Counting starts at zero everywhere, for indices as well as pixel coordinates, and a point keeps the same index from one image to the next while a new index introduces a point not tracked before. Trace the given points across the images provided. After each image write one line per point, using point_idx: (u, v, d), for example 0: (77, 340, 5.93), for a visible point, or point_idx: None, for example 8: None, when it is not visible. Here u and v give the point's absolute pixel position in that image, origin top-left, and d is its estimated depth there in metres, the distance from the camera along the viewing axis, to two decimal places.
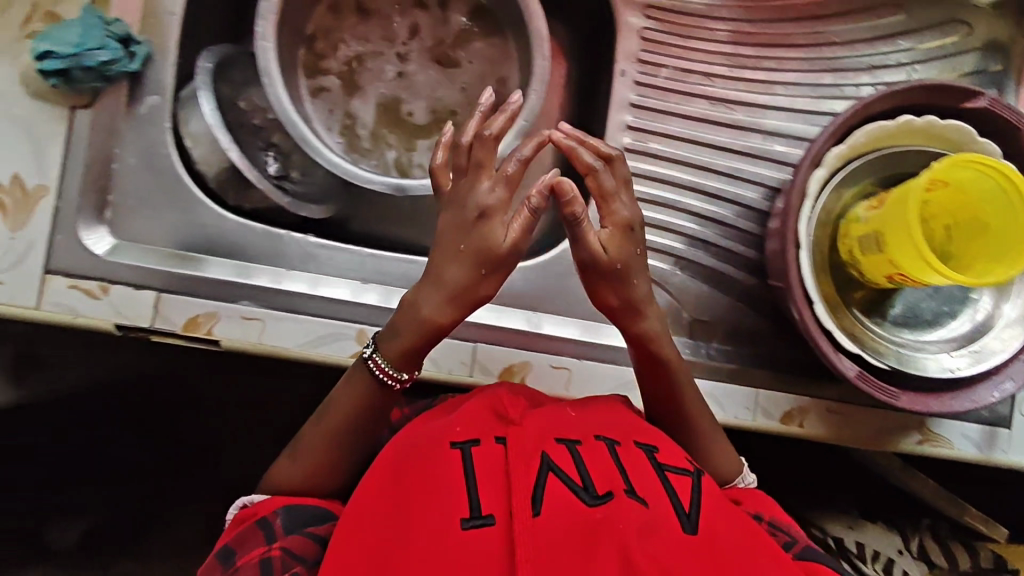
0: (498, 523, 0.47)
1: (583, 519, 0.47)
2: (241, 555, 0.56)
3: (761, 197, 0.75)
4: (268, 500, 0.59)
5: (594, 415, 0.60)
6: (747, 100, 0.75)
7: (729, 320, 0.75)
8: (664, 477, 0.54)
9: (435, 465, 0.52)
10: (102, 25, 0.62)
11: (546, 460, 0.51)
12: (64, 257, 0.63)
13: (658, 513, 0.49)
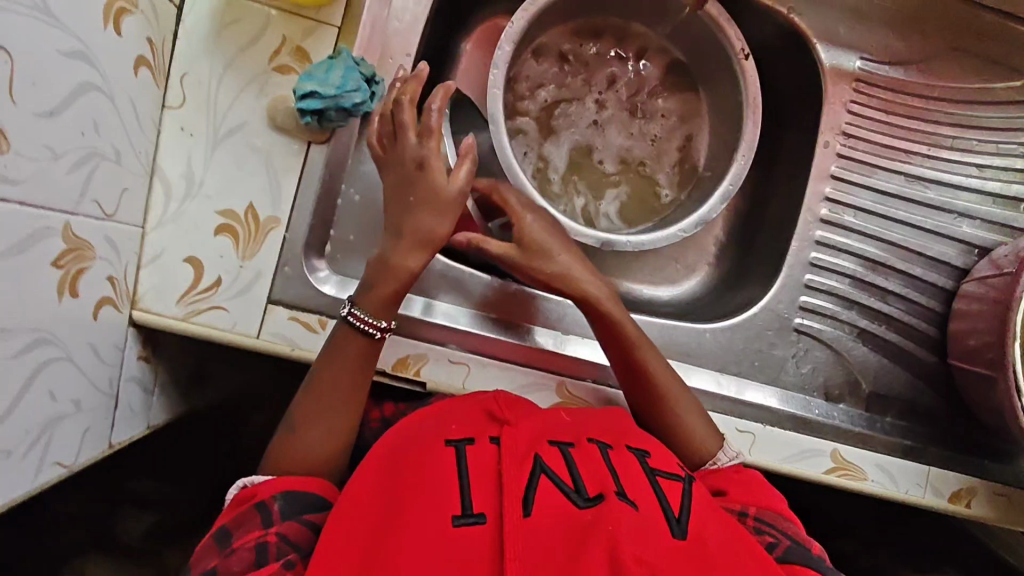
0: (488, 521, 0.47)
1: (575, 519, 0.48)
2: (236, 536, 0.52)
3: (948, 277, 0.75)
4: (268, 480, 0.55)
5: (585, 425, 0.61)
6: (930, 176, 0.76)
7: (906, 396, 0.76)
8: (656, 487, 0.54)
9: (432, 459, 0.52)
10: (353, 63, 0.62)
11: (538, 461, 0.52)
12: (285, 287, 0.64)
13: (649, 516, 0.50)
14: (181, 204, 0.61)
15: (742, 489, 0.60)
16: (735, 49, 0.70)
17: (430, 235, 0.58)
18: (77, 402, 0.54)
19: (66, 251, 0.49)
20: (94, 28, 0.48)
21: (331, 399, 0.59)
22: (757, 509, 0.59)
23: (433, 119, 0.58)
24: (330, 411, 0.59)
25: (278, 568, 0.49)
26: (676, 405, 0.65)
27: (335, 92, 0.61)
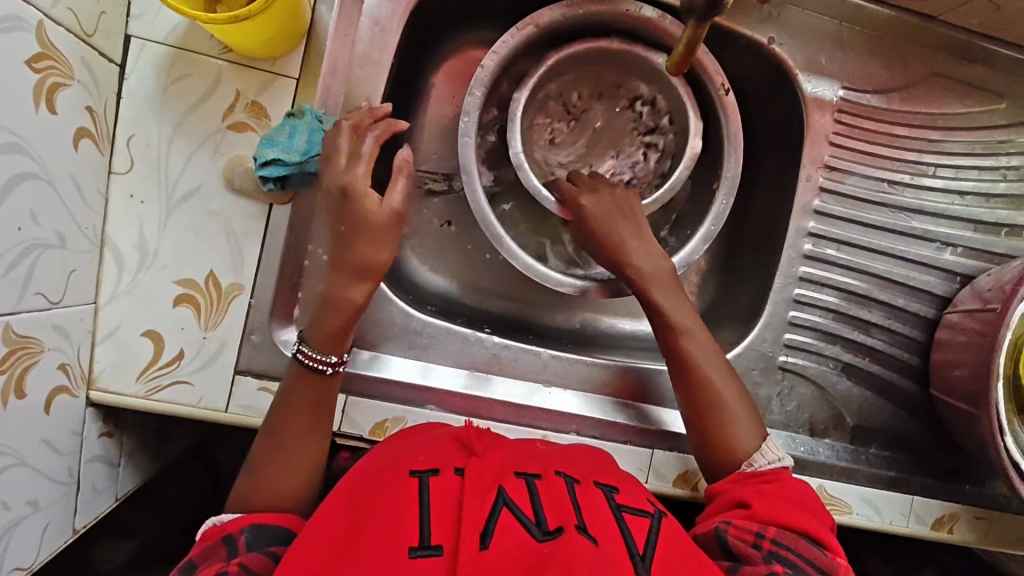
0: (444, 553, 0.45)
1: (533, 553, 0.46)
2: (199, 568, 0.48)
3: (930, 306, 0.74)
4: (241, 517, 0.52)
5: (554, 454, 0.60)
6: (920, 205, 0.74)
7: (891, 427, 0.75)
8: (621, 519, 0.52)
9: (391, 493, 0.50)
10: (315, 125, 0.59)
11: (501, 493, 0.50)
12: (254, 357, 0.61)
13: (610, 550, 0.48)
14: (136, 276, 0.58)
15: (767, 503, 0.56)
16: (715, 85, 0.68)
17: (372, 265, 0.56)
18: (35, 502, 0.51)
19: (9, 353, 0.45)
20: (23, 112, 0.44)
21: (297, 446, 0.56)
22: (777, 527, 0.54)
23: (363, 145, 0.57)
24: (305, 462, 0.56)
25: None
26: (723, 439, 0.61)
27: (298, 158, 0.57)
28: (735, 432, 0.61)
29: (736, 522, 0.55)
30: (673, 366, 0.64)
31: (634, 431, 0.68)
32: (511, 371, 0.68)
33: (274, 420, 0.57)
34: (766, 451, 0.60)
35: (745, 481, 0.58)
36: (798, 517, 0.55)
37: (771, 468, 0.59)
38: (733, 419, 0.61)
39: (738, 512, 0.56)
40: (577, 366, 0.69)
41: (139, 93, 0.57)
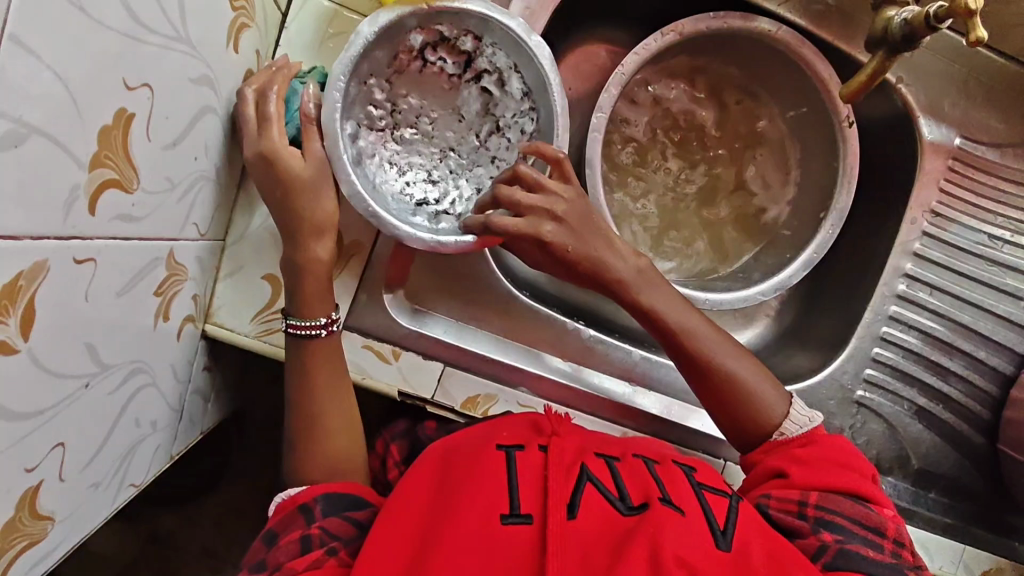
0: (535, 524, 0.46)
1: (619, 530, 0.47)
2: (281, 535, 0.51)
3: (1010, 363, 0.75)
4: (308, 488, 0.54)
5: (636, 442, 0.61)
6: (1016, 263, 0.75)
7: (953, 475, 0.76)
8: (701, 497, 0.53)
9: (480, 461, 0.52)
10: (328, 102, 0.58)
11: (584, 470, 0.51)
12: (362, 316, 0.63)
13: (693, 523, 0.48)
14: (266, 220, 0.60)
15: (804, 470, 0.57)
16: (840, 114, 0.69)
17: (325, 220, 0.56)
18: (155, 423, 0.53)
19: (167, 278, 0.47)
20: (218, 48, 0.45)
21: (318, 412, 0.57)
22: (817, 491, 0.56)
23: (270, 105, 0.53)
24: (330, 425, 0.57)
25: (322, 556, 0.48)
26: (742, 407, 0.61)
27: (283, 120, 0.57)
28: (768, 414, 0.61)
29: (779, 496, 0.56)
30: (700, 384, 0.62)
31: (710, 442, 0.69)
32: (599, 365, 0.69)
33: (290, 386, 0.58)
34: (797, 418, 0.61)
35: (778, 450, 0.60)
36: (835, 478, 0.56)
37: (802, 431, 0.60)
38: (761, 404, 0.61)
39: (776, 485, 0.57)
40: (663, 370, 0.70)
41: (296, 43, 0.59)
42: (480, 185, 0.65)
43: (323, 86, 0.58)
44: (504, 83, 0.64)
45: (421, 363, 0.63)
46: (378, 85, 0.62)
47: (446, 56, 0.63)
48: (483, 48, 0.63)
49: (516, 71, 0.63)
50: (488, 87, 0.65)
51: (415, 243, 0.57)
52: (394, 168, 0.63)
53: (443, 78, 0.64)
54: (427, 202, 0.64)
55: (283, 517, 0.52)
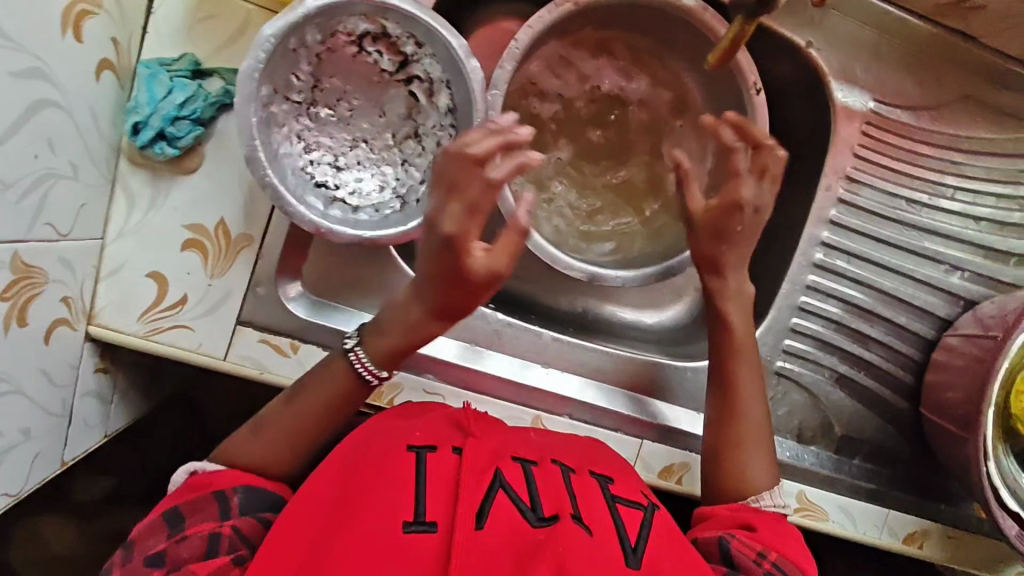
0: (441, 532, 0.44)
1: (526, 543, 0.45)
2: (188, 521, 0.49)
3: (931, 327, 0.74)
4: (231, 472, 0.52)
5: (558, 441, 0.59)
6: (934, 225, 0.74)
7: (876, 441, 0.76)
8: (613, 509, 0.52)
9: (389, 463, 0.49)
10: (202, 92, 0.55)
11: (499, 476, 0.49)
12: (256, 310, 0.60)
13: (601, 544, 0.47)
14: (146, 215, 0.57)
15: (774, 531, 0.56)
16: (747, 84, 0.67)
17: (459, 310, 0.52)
18: (29, 431, 0.51)
19: (15, 282, 0.45)
20: (50, 37, 0.43)
21: (290, 423, 0.55)
22: (779, 558, 0.54)
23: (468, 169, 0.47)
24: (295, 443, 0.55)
25: (229, 564, 0.47)
26: (731, 451, 0.61)
27: (152, 111, 0.54)
28: (748, 470, 0.60)
29: (742, 538, 0.55)
30: (724, 419, 0.62)
31: (628, 420, 0.68)
32: (511, 348, 0.68)
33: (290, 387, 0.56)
34: (774, 493, 0.60)
35: (746, 507, 0.58)
36: (799, 556, 0.55)
37: (774, 507, 0.59)
38: (746, 455, 0.61)
39: (742, 529, 0.56)
40: (574, 351, 0.70)
41: (164, 28, 0.56)
42: (385, 183, 0.61)
43: (198, 77, 0.56)
44: (433, 93, 0.60)
45: (322, 355, 0.61)
46: (304, 57, 0.57)
47: (383, 51, 0.59)
48: (422, 55, 0.58)
49: (447, 86, 0.59)
50: (416, 93, 0.60)
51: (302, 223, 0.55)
52: (300, 143, 0.59)
53: (374, 71, 0.60)
54: (325, 185, 0.59)
55: (191, 500, 0.50)
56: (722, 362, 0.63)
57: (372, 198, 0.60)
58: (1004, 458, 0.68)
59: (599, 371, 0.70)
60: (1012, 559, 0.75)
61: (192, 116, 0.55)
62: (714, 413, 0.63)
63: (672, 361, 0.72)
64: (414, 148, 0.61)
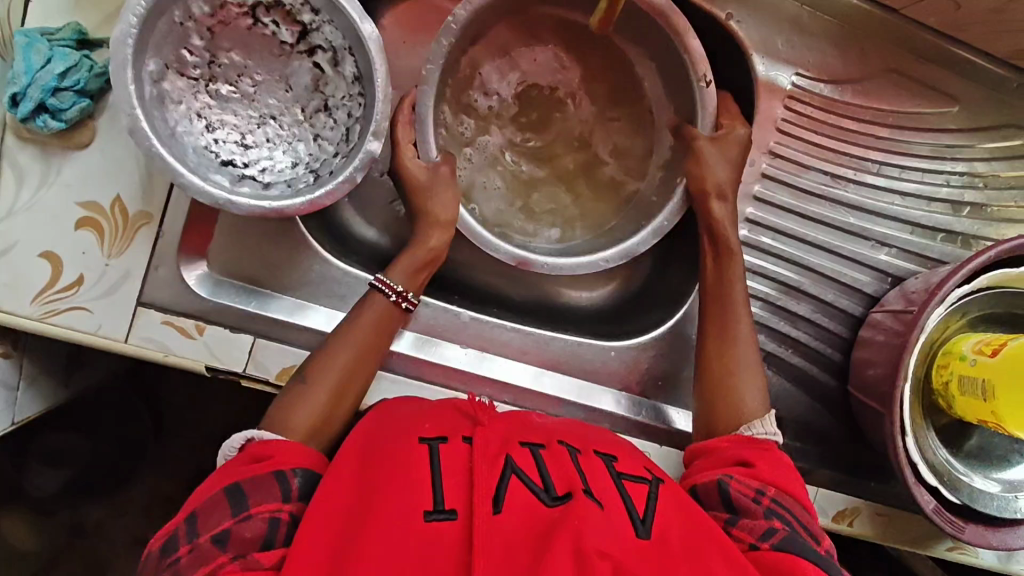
0: (460, 518, 0.42)
1: (543, 522, 0.42)
2: (252, 498, 0.46)
3: (860, 304, 0.74)
4: (283, 443, 0.50)
5: (567, 425, 0.57)
6: (860, 200, 0.74)
7: (807, 419, 0.76)
8: (620, 484, 0.48)
9: (399, 458, 0.46)
10: (87, 62, 0.53)
11: (509, 460, 0.46)
12: (158, 291, 0.59)
13: (615, 517, 0.44)
14: (37, 193, 0.55)
15: (771, 465, 0.54)
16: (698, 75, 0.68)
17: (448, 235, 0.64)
18: None
19: None
20: None
21: (332, 378, 0.56)
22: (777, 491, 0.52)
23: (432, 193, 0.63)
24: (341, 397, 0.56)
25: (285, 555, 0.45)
26: (724, 360, 0.61)
27: (30, 82, 0.52)
28: (745, 392, 0.59)
29: (740, 477, 0.53)
30: (718, 338, 0.62)
31: (550, 400, 0.67)
32: (430, 330, 0.67)
33: (315, 353, 0.58)
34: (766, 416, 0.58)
35: (744, 442, 0.56)
36: (797, 487, 0.53)
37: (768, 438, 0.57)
38: (738, 377, 0.60)
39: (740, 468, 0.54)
40: (496, 329, 0.69)
41: None
42: (298, 159, 0.59)
43: (83, 48, 0.54)
44: (338, 63, 0.58)
45: (226, 336, 0.59)
46: (196, 32, 0.55)
47: (281, 22, 0.57)
48: (320, 22, 0.56)
49: (350, 53, 0.57)
50: (321, 64, 0.58)
51: (203, 201, 0.52)
52: (202, 121, 0.57)
53: (275, 43, 0.58)
54: (233, 163, 0.57)
55: (249, 471, 0.48)
56: (723, 276, 0.64)
57: (285, 174, 0.58)
58: (924, 431, 0.68)
59: (520, 350, 0.69)
60: (941, 535, 0.75)
61: (76, 87, 0.53)
62: (710, 340, 0.62)
63: (598, 341, 0.71)
64: (324, 120, 0.60)
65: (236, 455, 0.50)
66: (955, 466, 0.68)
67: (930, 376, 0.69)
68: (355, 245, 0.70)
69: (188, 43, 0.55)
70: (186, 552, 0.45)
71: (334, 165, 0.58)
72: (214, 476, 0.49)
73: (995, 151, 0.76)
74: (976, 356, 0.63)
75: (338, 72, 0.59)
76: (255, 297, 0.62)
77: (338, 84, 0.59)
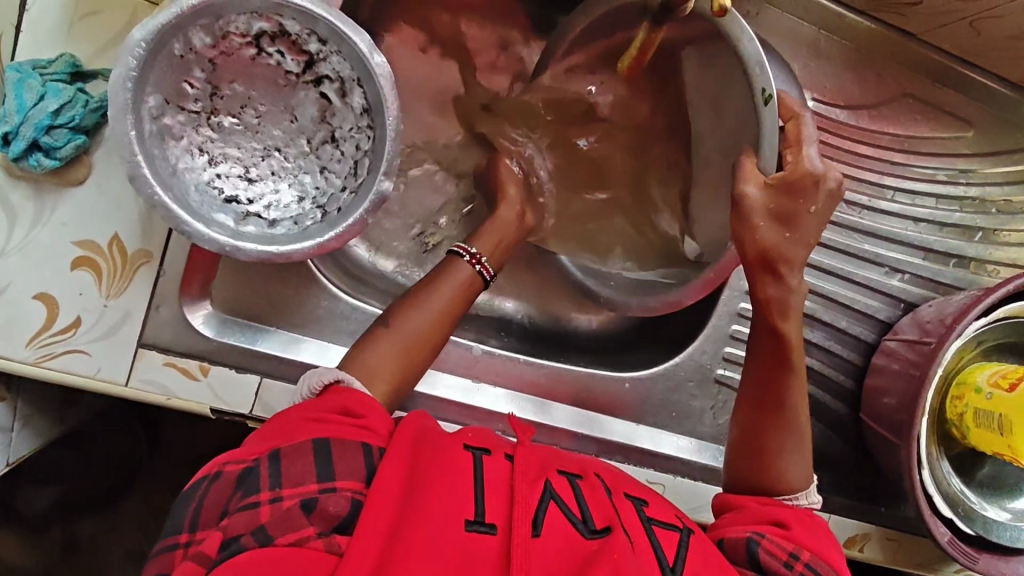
0: (501, 535, 0.40)
1: (578, 558, 0.41)
2: (339, 471, 0.41)
3: (872, 331, 0.73)
4: (377, 411, 0.47)
5: (597, 460, 0.55)
6: (873, 227, 0.73)
7: (818, 446, 0.76)
8: (650, 530, 0.46)
9: (444, 458, 0.44)
10: (82, 97, 0.51)
11: (548, 485, 0.45)
12: (159, 331, 0.56)
13: (646, 564, 0.43)
14: (30, 233, 0.53)
15: (806, 530, 0.52)
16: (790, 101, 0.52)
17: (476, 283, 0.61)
18: None
19: None
20: None
21: (411, 328, 0.55)
22: (813, 557, 0.51)
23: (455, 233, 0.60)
24: (419, 345, 0.55)
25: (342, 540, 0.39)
26: (769, 427, 0.58)
27: (22, 120, 0.49)
28: (788, 470, 0.57)
29: (770, 538, 0.51)
30: (757, 408, 0.58)
31: (563, 434, 0.66)
32: (441, 364, 0.66)
33: (396, 303, 0.58)
34: (809, 491, 0.57)
35: (778, 503, 0.54)
36: (833, 556, 0.52)
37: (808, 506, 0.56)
38: (782, 454, 0.57)
39: (772, 526, 0.52)
40: (507, 361, 0.67)
41: (42, 27, 0.52)
42: (304, 193, 0.57)
43: (77, 80, 0.52)
44: (346, 93, 0.56)
45: (231, 378, 0.57)
46: (197, 64, 0.52)
47: (285, 52, 0.54)
48: (328, 52, 0.54)
49: (358, 84, 0.54)
50: (328, 94, 0.56)
51: (209, 245, 0.50)
52: (203, 156, 0.54)
53: (279, 73, 0.56)
54: (236, 200, 0.55)
55: (339, 425, 0.44)
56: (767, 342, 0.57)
57: (291, 210, 0.56)
58: (937, 459, 0.68)
59: (532, 382, 0.68)
60: (951, 560, 0.75)
61: (71, 124, 0.50)
62: (745, 403, 0.59)
63: (610, 372, 0.69)
64: (331, 153, 0.57)
65: (330, 400, 0.47)
66: (968, 496, 0.68)
67: (944, 405, 0.69)
68: (363, 274, 0.68)
69: (189, 76, 0.52)
70: (266, 501, 0.39)
71: (343, 202, 0.56)
72: (292, 421, 0.44)
73: (1005, 174, 0.76)
74: (991, 389, 0.63)
75: (347, 104, 0.56)
76: (262, 333, 0.60)
77: (347, 118, 0.56)
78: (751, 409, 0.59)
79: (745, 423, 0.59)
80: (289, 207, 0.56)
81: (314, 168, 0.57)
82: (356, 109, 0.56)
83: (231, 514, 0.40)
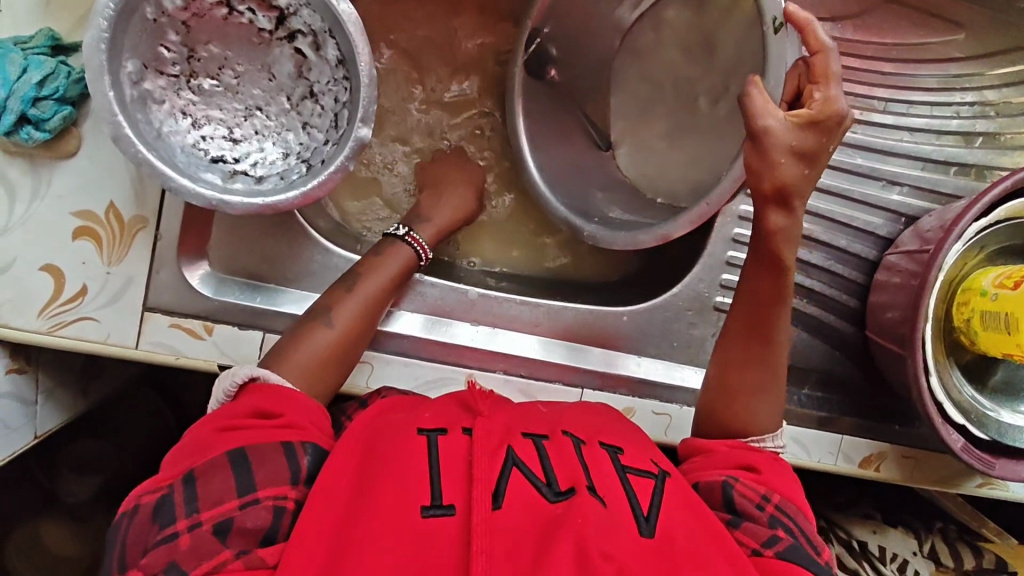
0: (458, 515, 0.41)
1: (546, 518, 0.42)
2: (261, 480, 0.44)
3: (873, 248, 0.72)
4: (297, 407, 0.49)
5: (574, 415, 0.55)
6: (869, 139, 0.72)
7: (826, 368, 0.75)
8: (625, 480, 0.47)
9: (399, 449, 0.45)
10: (64, 69, 0.53)
11: (510, 454, 0.46)
12: (162, 293, 0.58)
13: (614, 514, 0.43)
14: (29, 206, 0.55)
15: (775, 471, 0.53)
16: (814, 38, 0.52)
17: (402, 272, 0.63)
18: None
19: None
20: None
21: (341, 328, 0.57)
22: (782, 498, 0.52)
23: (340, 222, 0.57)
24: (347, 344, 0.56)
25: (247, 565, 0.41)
26: (758, 364, 0.57)
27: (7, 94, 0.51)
28: (757, 410, 0.57)
29: (744, 481, 0.52)
30: (744, 345, 0.58)
31: (565, 370, 0.67)
32: (437, 312, 0.67)
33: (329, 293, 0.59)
34: (776, 434, 0.57)
35: (747, 447, 0.55)
36: (802, 496, 0.53)
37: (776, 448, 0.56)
38: (754, 398, 0.57)
39: (743, 472, 0.53)
40: (503, 303, 0.68)
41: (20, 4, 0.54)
42: (289, 150, 0.58)
43: (59, 53, 0.54)
44: (319, 47, 0.56)
45: (234, 335, 0.59)
46: (172, 27, 0.54)
47: (257, 10, 0.56)
48: (298, 6, 0.54)
49: (330, 36, 0.55)
50: (303, 49, 0.57)
51: (195, 201, 0.52)
52: (187, 119, 0.56)
53: (253, 32, 0.57)
54: (222, 160, 0.56)
55: (256, 428, 0.46)
56: (762, 276, 0.55)
57: (276, 166, 0.57)
58: (947, 370, 0.67)
59: (529, 323, 0.68)
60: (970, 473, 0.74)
61: (55, 95, 0.52)
62: (735, 339, 0.58)
63: (608, 307, 0.70)
64: (310, 108, 0.58)
65: (245, 402, 0.47)
66: (981, 403, 0.67)
67: (949, 314, 0.68)
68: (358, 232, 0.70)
69: (164, 40, 0.54)
70: (183, 529, 0.41)
71: (325, 154, 0.57)
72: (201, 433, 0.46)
73: (1005, 78, 0.74)
74: (995, 289, 0.61)
75: (320, 58, 0.57)
76: (260, 291, 0.62)
77: (323, 71, 0.57)
78: (740, 345, 0.58)
79: (731, 351, 0.58)
80: (274, 164, 0.57)
81: (296, 125, 0.59)
82: (328, 62, 0.56)
83: (150, 549, 0.41)
